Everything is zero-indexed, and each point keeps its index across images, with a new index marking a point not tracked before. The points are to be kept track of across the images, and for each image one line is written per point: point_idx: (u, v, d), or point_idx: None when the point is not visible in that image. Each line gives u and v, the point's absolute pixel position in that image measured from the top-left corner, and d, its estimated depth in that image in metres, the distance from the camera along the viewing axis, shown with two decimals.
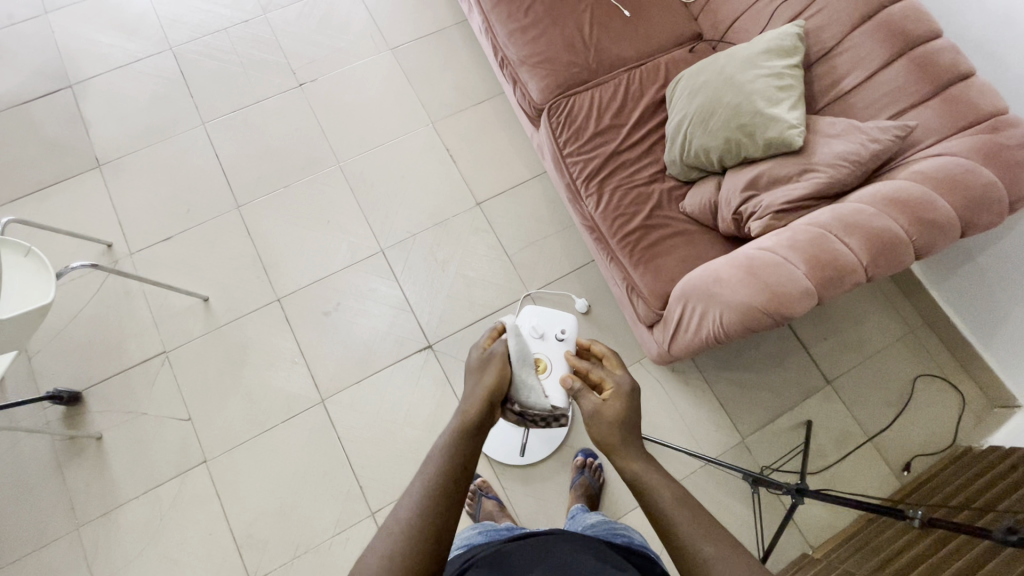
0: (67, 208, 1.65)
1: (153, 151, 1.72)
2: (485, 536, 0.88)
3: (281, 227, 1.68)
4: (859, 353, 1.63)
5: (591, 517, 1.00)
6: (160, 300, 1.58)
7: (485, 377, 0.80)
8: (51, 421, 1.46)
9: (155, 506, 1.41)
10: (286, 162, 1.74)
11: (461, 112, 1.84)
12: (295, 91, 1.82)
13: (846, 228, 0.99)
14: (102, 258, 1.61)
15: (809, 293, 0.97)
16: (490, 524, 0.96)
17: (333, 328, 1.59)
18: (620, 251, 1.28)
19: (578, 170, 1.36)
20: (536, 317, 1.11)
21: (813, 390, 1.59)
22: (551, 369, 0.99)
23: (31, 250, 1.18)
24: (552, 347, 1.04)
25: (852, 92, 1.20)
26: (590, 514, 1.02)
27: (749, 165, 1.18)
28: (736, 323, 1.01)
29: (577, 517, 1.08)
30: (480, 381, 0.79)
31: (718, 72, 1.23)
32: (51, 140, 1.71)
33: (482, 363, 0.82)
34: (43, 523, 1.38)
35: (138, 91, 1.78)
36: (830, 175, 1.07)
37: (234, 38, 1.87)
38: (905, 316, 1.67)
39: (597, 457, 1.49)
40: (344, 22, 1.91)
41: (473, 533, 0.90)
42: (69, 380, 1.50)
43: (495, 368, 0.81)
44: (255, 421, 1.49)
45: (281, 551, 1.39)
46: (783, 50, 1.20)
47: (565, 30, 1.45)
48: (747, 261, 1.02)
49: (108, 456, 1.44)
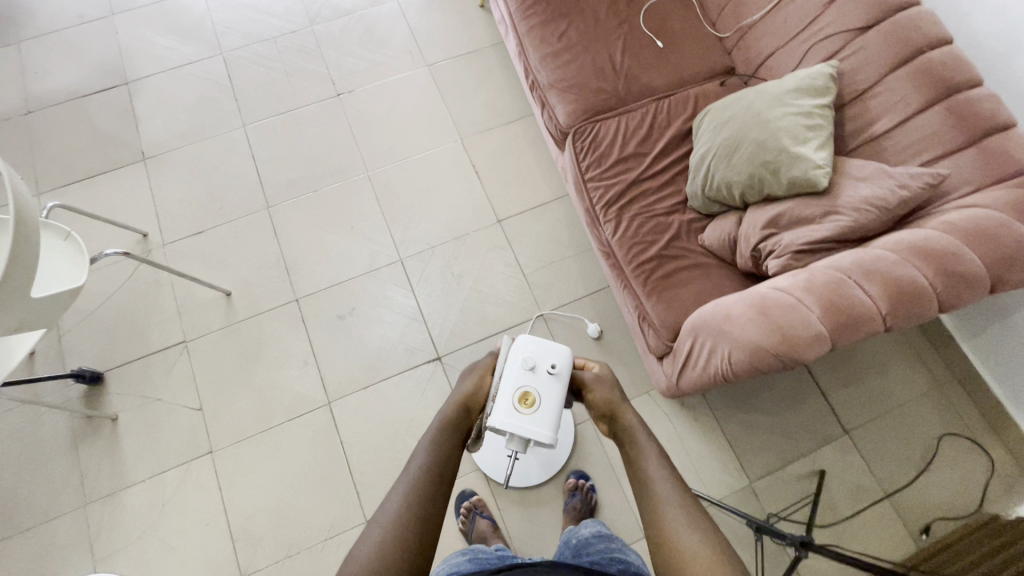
0: (111, 196, 1.74)
1: (194, 149, 1.81)
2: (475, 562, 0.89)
3: (307, 230, 1.73)
4: (881, 404, 1.56)
5: (584, 527, 1.01)
6: (185, 291, 1.64)
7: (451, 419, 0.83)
8: (71, 399, 1.52)
9: (160, 491, 1.45)
10: (317, 167, 1.80)
11: (491, 130, 1.87)
12: (333, 101, 1.89)
13: (866, 274, 0.96)
14: (136, 247, 1.68)
15: (822, 338, 0.93)
16: (480, 550, 0.97)
17: (347, 331, 1.62)
18: (635, 280, 1.27)
19: (598, 196, 1.36)
20: (527, 341, 0.88)
21: (828, 439, 1.53)
22: (539, 406, 0.85)
23: (71, 235, 1.25)
24: (545, 382, 0.85)
25: (883, 136, 1.17)
26: (584, 524, 1.03)
27: (771, 203, 1.17)
28: (744, 362, 0.98)
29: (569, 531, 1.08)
30: (461, 387, 0.88)
31: (745, 108, 1.22)
32: (103, 132, 1.81)
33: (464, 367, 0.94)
34: (53, 497, 1.43)
35: (188, 92, 1.88)
36: (854, 219, 1.05)
37: (281, 47, 1.96)
38: (932, 370, 1.60)
39: (589, 479, 1.46)
40: (385, 37, 1.99)
41: (461, 559, 0.90)
42: (93, 360, 1.56)
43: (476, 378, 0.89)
44: (262, 417, 1.52)
45: (275, 549, 1.40)
46: (814, 89, 1.18)
47: (597, 58, 1.47)
48: (760, 299, 1.00)
49: (121, 437, 1.49)
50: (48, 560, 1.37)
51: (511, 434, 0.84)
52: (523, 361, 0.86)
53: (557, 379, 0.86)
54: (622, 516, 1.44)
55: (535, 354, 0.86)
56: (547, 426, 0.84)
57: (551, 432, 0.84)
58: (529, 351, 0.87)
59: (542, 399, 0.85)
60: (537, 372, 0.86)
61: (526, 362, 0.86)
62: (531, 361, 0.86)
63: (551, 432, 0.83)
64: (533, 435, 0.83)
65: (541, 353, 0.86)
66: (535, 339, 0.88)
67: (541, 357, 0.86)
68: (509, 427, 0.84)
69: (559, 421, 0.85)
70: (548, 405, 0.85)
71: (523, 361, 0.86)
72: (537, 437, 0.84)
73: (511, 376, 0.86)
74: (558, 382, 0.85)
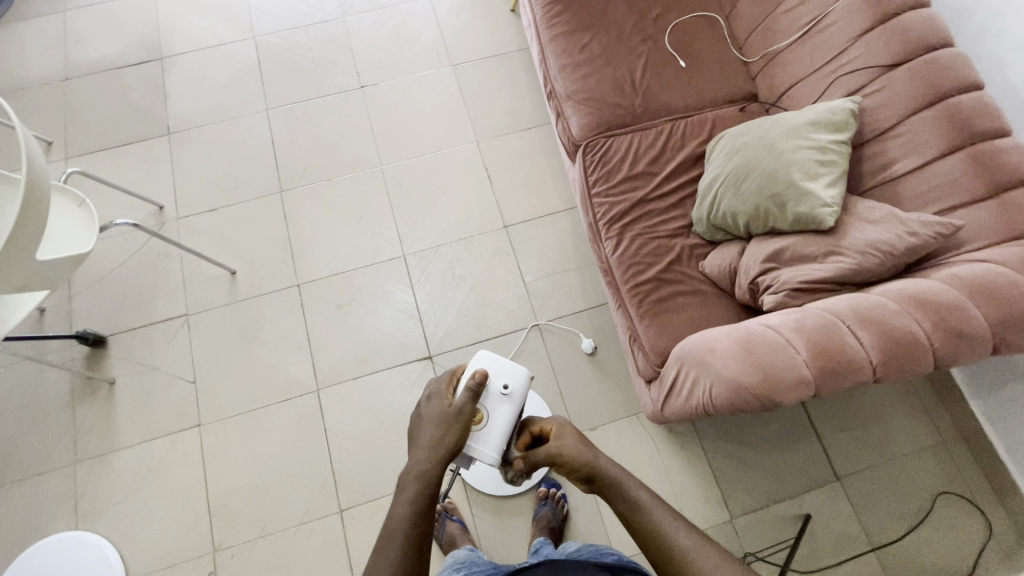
0: (133, 167, 1.79)
1: (218, 128, 1.85)
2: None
3: (316, 217, 1.75)
4: (877, 454, 1.51)
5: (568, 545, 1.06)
6: (193, 265, 1.68)
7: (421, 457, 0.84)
8: (74, 359, 1.57)
9: (146, 457, 1.48)
10: (333, 157, 1.83)
11: (508, 135, 1.87)
12: (356, 92, 1.91)
13: (861, 321, 0.93)
14: (152, 219, 1.73)
15: (805, 382, 0.91)
16: (474, 562, 1.05)
17: (344, 321, 1.64)
18: (629, 300, 1.25)
19: (603, 212, 1.35)
20: (488, 360, 0.96)
21: (818, 483, 1.48)
22: (486, 425, 0.92)
23: (84, 202, 1.29)
24: (494, 400, 0.93)
25: (901, 179, 1.13)
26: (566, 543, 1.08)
27: (775, 237, 1.14)
28: (724, 398, 0.96)
29: (546, 547, 1.13)
30: (439, 437, 0.85)
31: (759, 137, 1.19)
32: (134, 105, 1.87)
33: (435, 402, 0.90)
34: (47, 451, 1.48)
35: (218, 72, 1.93)
36: (857, 262, 1.02)
37: (312, 36, 1.99)
38: (936, 423, 1.54)
39: (561, 487, 1.46)
40: (414, 34, 2.00)
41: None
42: (99, 324, 1.61)
43: (455, 430, 0.86)
44: (252, 396, 1.55)
45: (249, 527, 1.42)
46: (832, 124, 1.15)
47: (617, 72, 1.46)
48: (747, 335, 0.98)
49: (115, 401, 1.53)
50: (35, 513, 1.42)
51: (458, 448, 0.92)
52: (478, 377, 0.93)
53: (508, 400, 0.93)
54: (595, 537, 1.42)
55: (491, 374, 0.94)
56: (490, 446, 0.91)
57: (494, 454, 0.91)
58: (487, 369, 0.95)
59: (489, 418, 0.92)
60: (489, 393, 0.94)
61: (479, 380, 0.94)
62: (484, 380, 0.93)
63: (492, 453, 0.90)
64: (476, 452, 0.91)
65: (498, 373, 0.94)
66: (494, 358, 0.96)
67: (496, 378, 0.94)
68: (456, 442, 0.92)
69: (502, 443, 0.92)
70: (494, 424, 0.92)
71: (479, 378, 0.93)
72: (480, 455, 0.91)
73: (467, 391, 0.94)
74: (508, 404, 0.93)
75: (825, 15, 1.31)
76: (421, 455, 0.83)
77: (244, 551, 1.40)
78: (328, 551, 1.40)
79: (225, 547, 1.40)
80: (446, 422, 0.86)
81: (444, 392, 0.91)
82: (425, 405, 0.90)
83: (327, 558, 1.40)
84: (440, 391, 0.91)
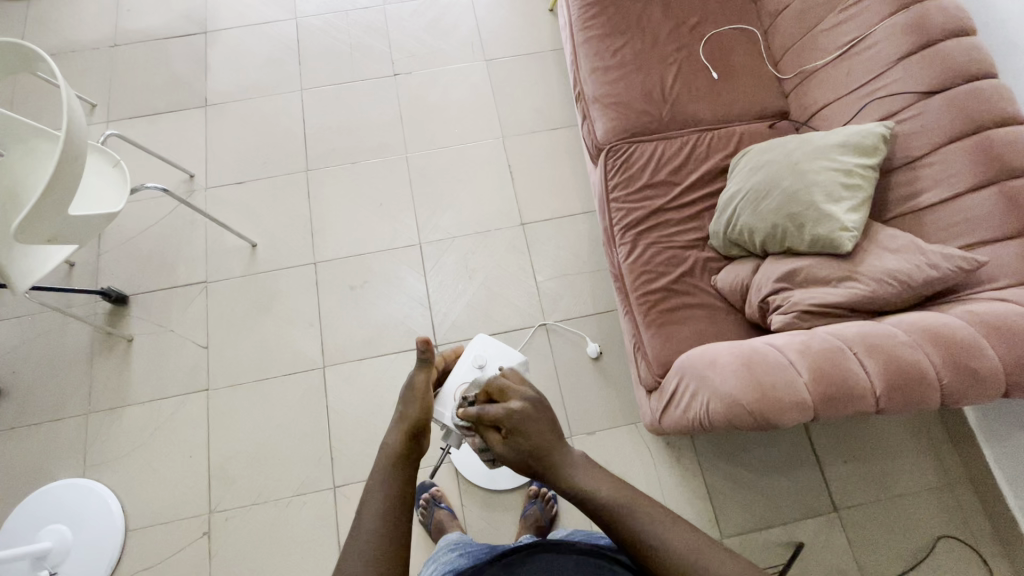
0: (169, 135, 1.85)
1: (253, 103, 1.90)
2: (463, 558, 0.97)
3: (339, 198, 1.79)
4: (879, 489, 1.47)
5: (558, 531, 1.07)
6: (216, 235, 1.73)
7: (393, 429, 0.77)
8: (97, 314, 1.63)
9: (155, 415, 1.53)
10: (360, 141, 1.86)
11: (534, 134, 1.88)
12: (389, 80, 1.94)
13: (868, 350, 0.92)
14: (182, 186, 1.79)
15: (805, 406, 0.90)
16: (468, 543, 1.06)
17: (355, 302, 1.66)
18: (637, 307, 1.24)
19: (620, 218, 1.34)
20: (486, 345, 1.03)
21: (814, 512, 1.45)
22: None
23: (118, 163, 1.35)
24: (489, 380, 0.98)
25: (927, 210, 1.10)
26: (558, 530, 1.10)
27: (791, 257, 1.12)
28: (720, 414, 0.95)
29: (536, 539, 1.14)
30: (405, 413, 0.78)
31: (784, 155, 1.17)
32: (175, 75, 1.93)
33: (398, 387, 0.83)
34: (63, 400, 1.54)
35: (257, 50, 1.98)
36: (871, 290, 1.00)
37: (352, 21, 2.03)
38: (945, 465, 1.49)
39: None
40: (451, 27, 2.02)
41: (454, 557, 0.99)
42: (123, 283, 1.67)
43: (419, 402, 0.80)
44: (260, 367, 1.59)
45: (245, 493, 1.46)
46: (861, 148, 1.12)
47: (647, 79, 1.45)
48: (750, 353, 0.97)
49: (131, 359, 1.59)
50: (47, 457, 1.48)
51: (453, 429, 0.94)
52: (474, 359, 1.00)
53: None
54: None
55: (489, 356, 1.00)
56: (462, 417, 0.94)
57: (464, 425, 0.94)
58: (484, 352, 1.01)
59: None
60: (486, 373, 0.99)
61: (476, 361, 0.99)
62: (482, 361, 0.99)
63: None
64: None
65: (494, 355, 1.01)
66: (493, 343, 1.04)
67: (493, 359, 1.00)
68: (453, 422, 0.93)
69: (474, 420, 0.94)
70: None
71: (476, 359, 0.99)
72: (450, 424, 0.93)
73: (463, 371, 0.98)
74: None
75: (866, 36, 1.28)
76: (389, 430, 0.76)
77: (239, 515, 1.44)
78: (319, 524, 1.43)
79: (220, 510, 1.44)
80: (408, 397, 0.81)
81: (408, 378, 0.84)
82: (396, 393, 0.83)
83: (316, 531, 1.43)
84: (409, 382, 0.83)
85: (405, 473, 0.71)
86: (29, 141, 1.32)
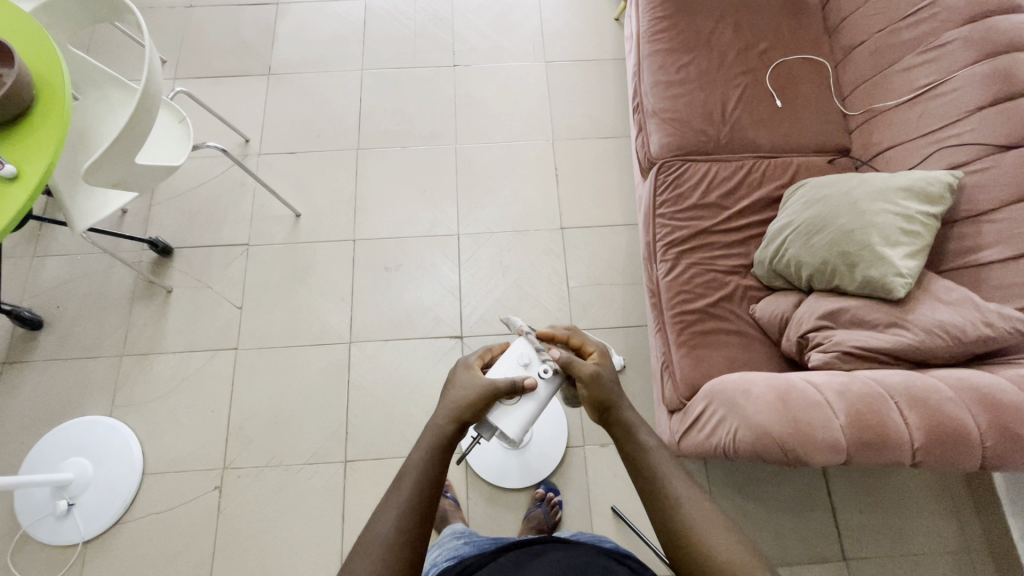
0: (231, 99, 1.90)
1: (313, 77, 1.94)
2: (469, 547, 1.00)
3: (384, 180, 1.81)
4: (893, 545, 1.43)
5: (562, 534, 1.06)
6: (263, 200, 1.77)
7: (441, 417, 0.79)
8: (142, 262, 1.68)
9: (183, 366, 1.58)
10: (412, 126, 1.88)
11: (584, 140, 1.87)
12: (448, 70, 1.96)
13: (910, 401, 0.89)
14: (236, 149, 1.84)
15: (837, 448, 0.88)
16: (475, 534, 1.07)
17: (388, 284, 1.69)
18: (671, 325, 1.24)
19: (663, 234, 1.33)
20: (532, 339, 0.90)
21: (822, 558, 1.41)
22: (519, 401, 0.86)
23: (184, 120, 1.39)
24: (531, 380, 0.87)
25: (985, 267, 1.07)
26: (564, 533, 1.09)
27: (836, 296, 1.10)
28: (748, 444, 0.94)
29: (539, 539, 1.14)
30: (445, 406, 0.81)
31: (844, 191, 1.15)
32: (244, 42, 1.99)
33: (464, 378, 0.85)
34: (99, 340, 1.60)
35: (324, 26, 2.02)
36: (919, 340, 0.97)
37: (419, 9, 2.06)
38: (965, 531, 1.44)
39: (559, 493, 1.46)
40: (516, 25, 2.03)
41: (460, 544, 1.01)
42: (170, 235, 1.72)
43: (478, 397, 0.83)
44: (289, 333, 1.62)
45: (259, 455, 1.49)
46: (926, 195, 1.09)
47: (709, 99, 1.44)
48: (787, 388, 0.95)
49: (168, 309, 1.64)
50: (77, 393, 1.54)
51: (491, 423, 0.86)
52: (520, 354, 0.89)
53: (544, 382, 0.87)
54: None
55: (533, 353, 0.89)
56: (518, 421, 0.85)
57: (519, 428, 0.85)
58: (530, 348, 0.90)
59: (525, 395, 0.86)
60: (530, 372, 0.88)
61: (521, 358, 0.89)
62: (527, 359, 0.88)
63: (517, 431, 0.85)
64: (505, 428, 0.85)
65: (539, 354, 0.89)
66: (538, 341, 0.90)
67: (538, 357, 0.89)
68: (495, 420, 0.85)
69: (530, 424, 0.87)
70: (527, 402, 0.86)
71: (518, 358, 0.89)
72: (502, 427, 0.85)
73: (507, 366, 0.89)
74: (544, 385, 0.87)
75: (943, 82, 1.25)
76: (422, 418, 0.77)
77: (251, 475, 1.47)
78: (326, 495, 1.46)
79: (234, 468, 1.48)
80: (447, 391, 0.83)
81: (472, 360, 0.88)
82: (457, 369, 0.86)
83: (322, 502, 1.45)
84: (468, 361, 0.87)
85: (441, 470, 0.73)
86: (105, 89, 1.38)
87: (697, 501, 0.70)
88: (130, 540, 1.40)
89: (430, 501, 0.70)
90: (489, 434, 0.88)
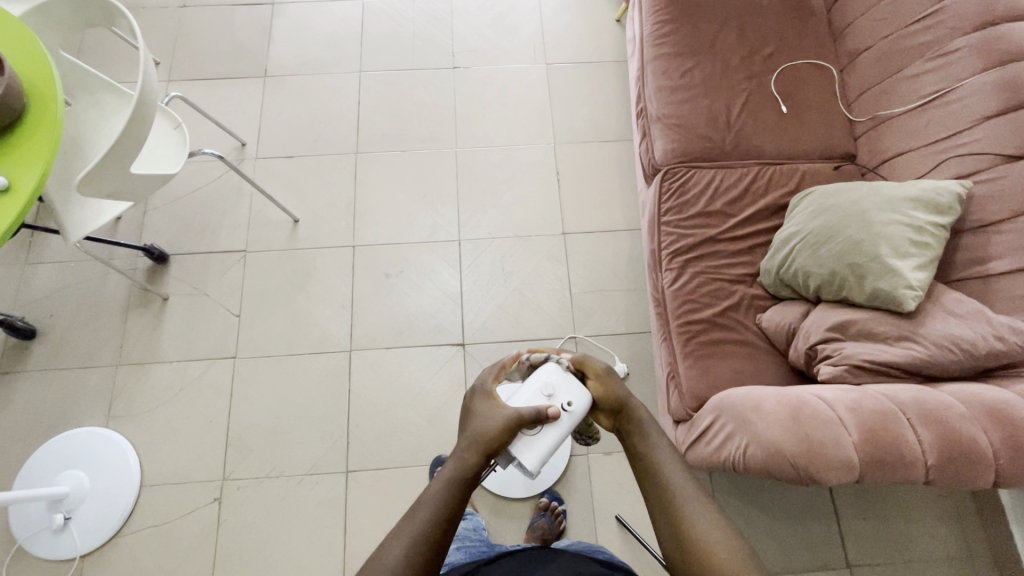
0: (227, 102, 1.87)
1: (310, 79, 1.91)
2: (462, 553, 1.03)
3: (384, 185, 1.78)
4: (895, 552, 1.43)
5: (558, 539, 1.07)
6: (261, 206, 1.74)
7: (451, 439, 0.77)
8: (137, 269, 1.66)
9: (180, 376, 1.55)
10: (410, 129, 1.86)
11: (586, 144, 1.85)
12: (447, 71, 1.94)
13: (923, 418, 0.89)
14: (232, 153, 1.81)
15: (849, 465, 0.88)
16: (468, 537, 1.10)
17: (388, 291, 1.66)
18: (677, 336, 1.22)
19: (668, 242, 1.32)
20: (554, 369, 0.90)
21: (827, 566, 1.41)
22: (540, 433, 0.84)
23: (180, 126, 1.36)
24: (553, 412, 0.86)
25: (994, 278, 1.06)
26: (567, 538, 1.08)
27: (845, 308, 1.09)
28: (758, 460, 0.93)
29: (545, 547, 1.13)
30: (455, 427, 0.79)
31: (852, 201, 1.14)
32: (239, 43, 1.95)
33: (475, 400, 0.84)
34: (94, 349, 1.57)
35: (321, 26, 1.98)
36: (929, 354, 0.97)
37: (418, 10, 2.03)
38: (967, 538, 1.44)
39: (563, 502, 1.45)
40: (516, 26, 2.01)
41: (452, 549, 1.04)
42: (165, 242, 1.69)
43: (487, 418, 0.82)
44: (288, 342, 1.60)
45: (258, 466, 1.47)
46: (935, 205, 1.08)
47: (714, 105, 1.42)
48: (798, 404, 0.94)
49: (164, 317, 1.61)
50: (72, 403, 1.51)
51: (511, 452, 0.84)
52: (543, 383, 0.88)
53: (567, 416, 0.86)
54: None
55: (557, 385, 0.88)
56: (538, 452, 0.83)
57: (538, 461, 0.83)
58: (554, 378, 0.89)
59: (547, 425, 0.85)
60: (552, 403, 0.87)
61: (544, 388, 0.88)
62: (551, 390, 0.87)
63: (536, 465, 0.83)
64: (524, 458, 0.83)
65: (563, 386, 0.88)
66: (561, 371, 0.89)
67: (562, 389, 0.88)
68: (516, 450, 0.83)
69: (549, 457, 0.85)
70: (548, 433, 0.84)
71: (542, 387, 0.88)
72: (522, 458, 0.83)
73: (532, 394, 0.88)
74: (567, 419, 0.86)
75: (951, 90, 1.23)
76: None
77: (251, 487, 1.45)
78: (327, 506, 1.44)
79: (233, 479, 1.46)
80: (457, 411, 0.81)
81: (490, 387, 0.86)
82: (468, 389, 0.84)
83: (324, 513, 1.43)
84: (483, 389, 0.85)
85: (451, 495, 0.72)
86: (98, 94, 1.35)
87: (714, 527, 0.69)
88: (128, 553, 1.38)
89: (440, 528, 0.69)
90: (507, 463, 0.86)
